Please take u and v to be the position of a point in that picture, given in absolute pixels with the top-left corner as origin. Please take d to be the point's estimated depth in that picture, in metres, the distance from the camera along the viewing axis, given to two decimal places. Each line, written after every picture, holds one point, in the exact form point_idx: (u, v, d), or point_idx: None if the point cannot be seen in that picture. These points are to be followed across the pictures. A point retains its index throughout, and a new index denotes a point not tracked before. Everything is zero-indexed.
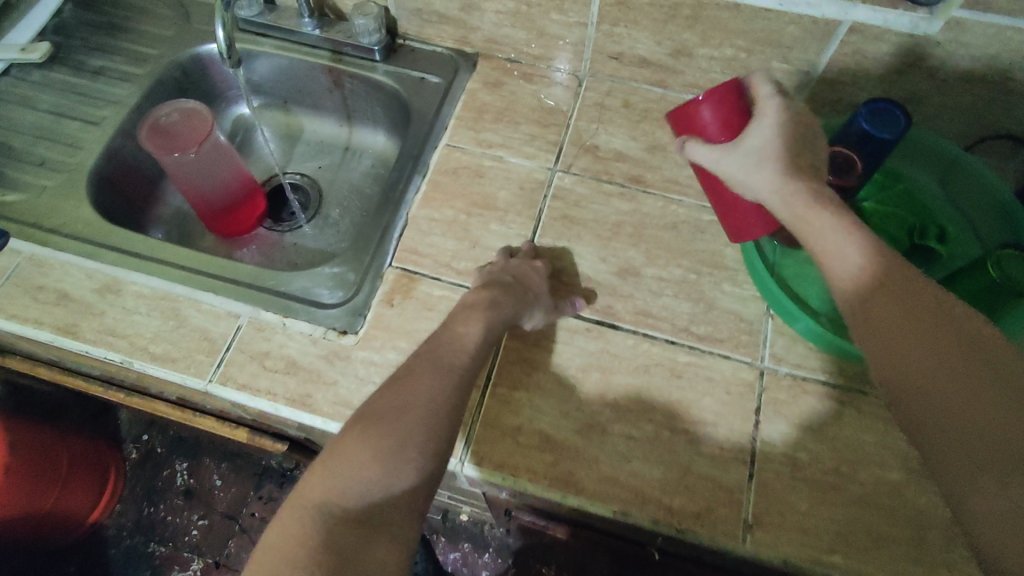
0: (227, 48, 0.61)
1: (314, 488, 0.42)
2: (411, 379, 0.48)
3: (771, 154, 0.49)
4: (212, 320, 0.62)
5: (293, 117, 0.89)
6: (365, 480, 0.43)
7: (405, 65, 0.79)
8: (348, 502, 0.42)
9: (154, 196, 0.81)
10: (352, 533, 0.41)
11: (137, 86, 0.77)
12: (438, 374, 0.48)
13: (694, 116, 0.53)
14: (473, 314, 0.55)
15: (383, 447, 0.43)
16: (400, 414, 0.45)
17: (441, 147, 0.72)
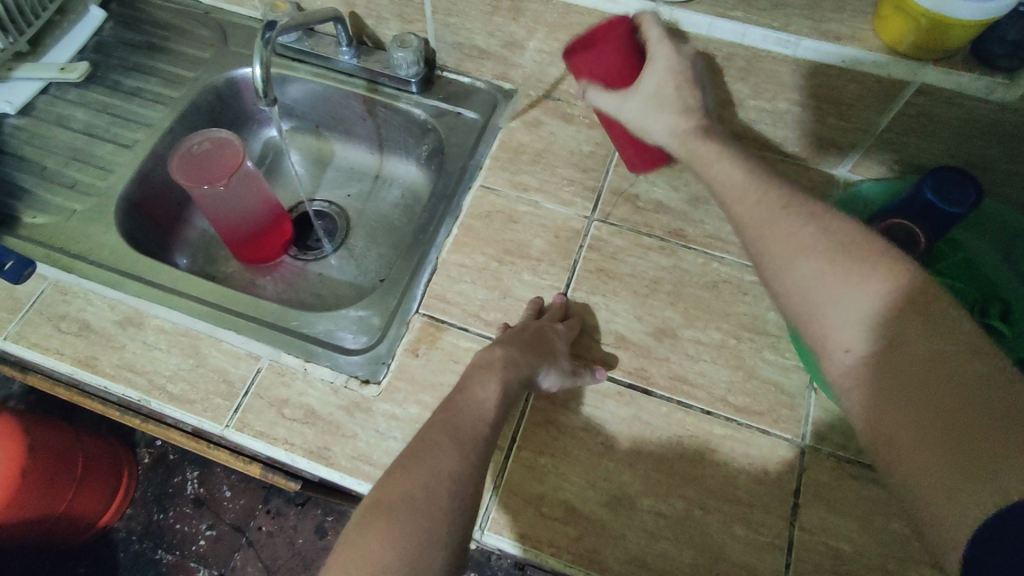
0: (263, 85, 0.59)
1: None
2: (436, 452, 0.45)
3: (664, 100, 0.58)
4: (232, 362, 0.60)
5: (324, 142, 0.87)
6: None
7: (442, 99, 0.77)
8: None
9: (181, 219, 0.80)
10: None
11: (171, 110, 0.76)
12: (452, 446, 0.46)
13: (593, 63, 0.57)
14: (490, 376, 0.51)
15: (406, 542, 0.40)
16: (421, 500, 0.42)
17: (475, 188, 0.70)
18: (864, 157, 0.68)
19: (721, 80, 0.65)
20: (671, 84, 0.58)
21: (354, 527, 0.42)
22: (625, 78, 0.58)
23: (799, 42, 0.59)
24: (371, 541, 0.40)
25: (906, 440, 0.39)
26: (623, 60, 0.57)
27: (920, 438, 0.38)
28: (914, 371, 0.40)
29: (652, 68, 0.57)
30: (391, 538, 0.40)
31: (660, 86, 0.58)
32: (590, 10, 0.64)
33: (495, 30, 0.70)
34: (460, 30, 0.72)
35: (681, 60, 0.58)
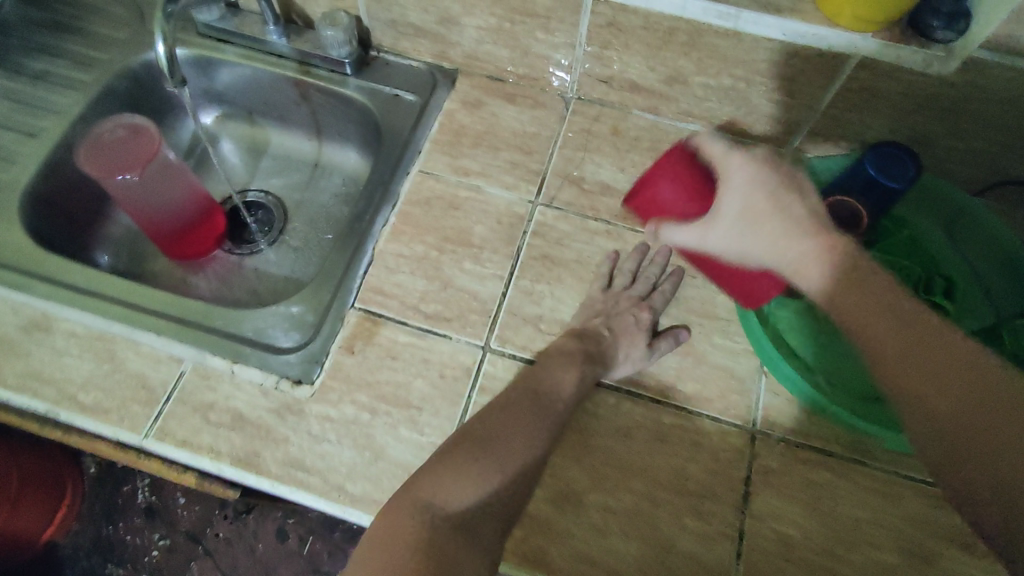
0: (168, 65, 0.54)
1: (421, 487, 0.44)
2: (517, 413, 0.50)
3: (760, 217, 0.44)
4: (151, 366, 0.56)
5: (259, 130, 0.82)
6: (468, 489, 0.45)
7: (378, 80, 0.73)
8: (450, 507, 0.44)
9: (101, 213, 0.74)
10: (452, 536, 0.43)
11: (82, 95, 0.70)
12: (529, 410, 0.50)
13: (659, 204, 0.49)
14: (570, 362, 0.54)
15: (489, 464, 0.46)
16: (498, 442, 0.48)
17: (414, 174, 0.67)
18: (811, 135, 0.66)
19: (665, 57, 0.63)
20: (762, 195, 0.44)
21: (442, 454, 0.47)
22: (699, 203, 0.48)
23: (739, 14, 0.57)
24: (460, 467, 0.46)
25: (967, 439, 0.36)
26: (692, 189, 0.48)
27: (986, 433, 0.35)
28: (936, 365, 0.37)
29: (726, 184, 0.46)
30: (476, 466, 0.46)
31: (746, 200, 0.45)
32: None
33: (429, 6, 0.67)
34: (393, 7, 0.68)
35: (770, 167, 0.45)
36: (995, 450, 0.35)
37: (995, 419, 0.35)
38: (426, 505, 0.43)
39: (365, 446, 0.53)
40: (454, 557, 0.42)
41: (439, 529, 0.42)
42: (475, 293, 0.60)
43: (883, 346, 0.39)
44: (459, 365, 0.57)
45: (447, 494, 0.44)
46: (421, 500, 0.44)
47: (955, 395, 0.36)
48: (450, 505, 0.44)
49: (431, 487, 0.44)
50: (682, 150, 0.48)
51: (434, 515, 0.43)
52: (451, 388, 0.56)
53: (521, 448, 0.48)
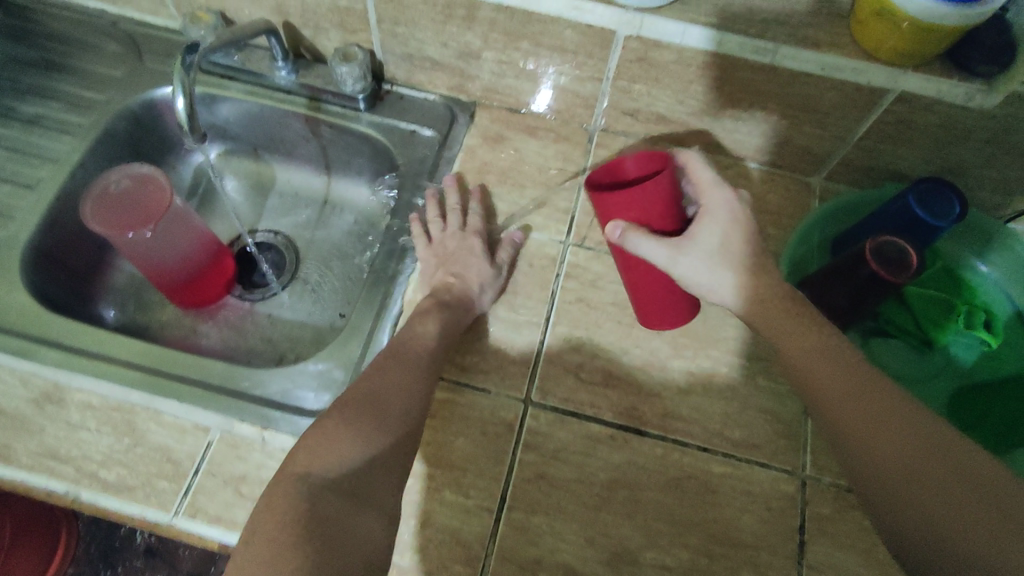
0: (189, 121, 0.51)
1: (297, 462, 0.45)
2: (387, 373, 0.51)
3: (732, 250, 0.50)
4: (176, 437, 0.53)
5: (264, 165, 0.79)
6: (352, 455, 0.46)
7: (391, 115, 0.70)
8: (332, 474, 0.44)
9: (103, 263, 0.70)
10: (339, 500, 0.44)
11: (79, 141, 0.66)
12: (395, 364, 0.52)
13: (635, 205, 0.49)
14: (430, 322, 0.55)
15: (365, 426, 0.47)
16: (374, 399, 0.49)
17: (438, 216, 0.64)
18: (840, 165, 0.65)
19: (696, 90, 0.61)
20: (736, 228, 0.51)
21: (317, 425, 0.47)
22: (668, 221, 0.51)
23: (777, 49, 0.55)
24: (335, 432, 0.46)
25: (893, 483, 0.43)
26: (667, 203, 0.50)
27: (908, 478, 0.42)
28: (870, 416, 0.44)
29: (709, 213, 0.51)
30: (352, 426, 0.47)
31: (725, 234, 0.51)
32: (553, 19, 0.58)
33: (448, 39, 0.64)
34: (410, 41, 0.65)
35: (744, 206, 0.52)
36: (927, 498, 0.41)
37: (921, 465, 0.42)
38: (305, 476, 0.44)
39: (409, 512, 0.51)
40: (347, 518, 0.43)
41: (324, 492, 0.43)
42: (511, 343, 0.58)
43: (839, 402, 0.46)
44: (502, 420, 0.55)
45: (327, 462, 0.45)
46: (298, 473, 0.44)
47: (884, 444, 0.43)
48: (332, 471, 0.44)
49: (310, 457, 0.45)
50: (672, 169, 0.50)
51: (314, 483, 0.43)
52: (493, 446, 0.54)
53: (397, 398, 0.50)
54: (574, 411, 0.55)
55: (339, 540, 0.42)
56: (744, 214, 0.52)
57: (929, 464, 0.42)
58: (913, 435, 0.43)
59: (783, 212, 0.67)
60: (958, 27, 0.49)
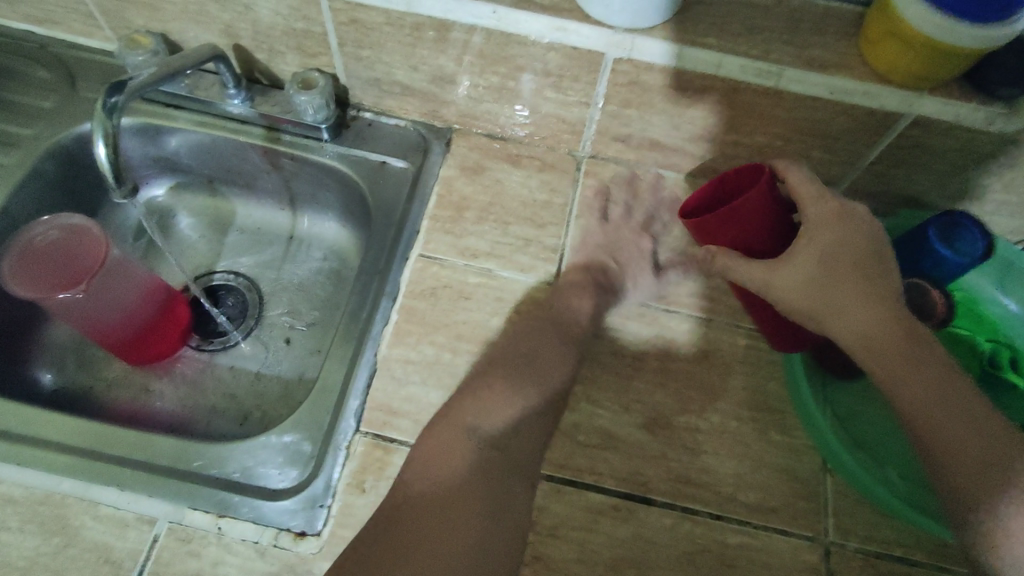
0: (114, 173, 0.46)
1: (466, 414, 0.48)
2: (540, 338, 0.52)
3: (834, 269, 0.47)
4: (116, 532, 0.46)
5: (221, 200, 0.72)
6: (501, 414, 0.48)
7: (359, 145, 0.64)
8: (483, 429, 0.47)
9: (37, 319, 0.62)
10: (491, 454, 0.46)
11: (2, 183, 0.58)
12: (550, 332, 0.53)
13: (720, 233, 0.48)
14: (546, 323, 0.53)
15: (520, 386, 0.49)
16: (530, 362, 0.51)
17: (414, 259, 0.58)
18: (849, 191, 0.61)
19: (693, 115, 0.56)
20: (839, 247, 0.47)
21: (487, 378, 0.51)
22: (768, 240, 0.48)
23: (782, 71, 0.50)
24: (495, 393, 0.49)
25: (975, 460, 0.41)
26: (765, 224, 0.47)
27: (973, 464, 0.41)
28: (945, 405, 0.43)
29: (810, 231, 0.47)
30: (507, 386, 0.50)
31: (822, 251, 0.47)
32: (534, 40, 0.52)
33: (418, 63, 0.58)
34: (377, 64, 0.59)
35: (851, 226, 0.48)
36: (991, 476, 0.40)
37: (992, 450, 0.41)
38: (471, 428, 0.47)
39: None
40: (504, 471, 0.46)
41: (487, 447, 0.47)
42: None
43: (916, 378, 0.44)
44: None
45: (485, 416, 0.48)
46: (468, 425, 0.47)
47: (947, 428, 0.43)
48: (487, 429, 0.47)
49: (476, 410, 0.48)
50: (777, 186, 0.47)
51: (478, 438, 0.47)
52: None
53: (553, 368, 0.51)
54: (572, 479, 0.50)
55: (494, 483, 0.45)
56: (848, 229, 0.48)
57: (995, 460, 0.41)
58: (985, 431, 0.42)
59: None
60: (980, 48, 0.44)
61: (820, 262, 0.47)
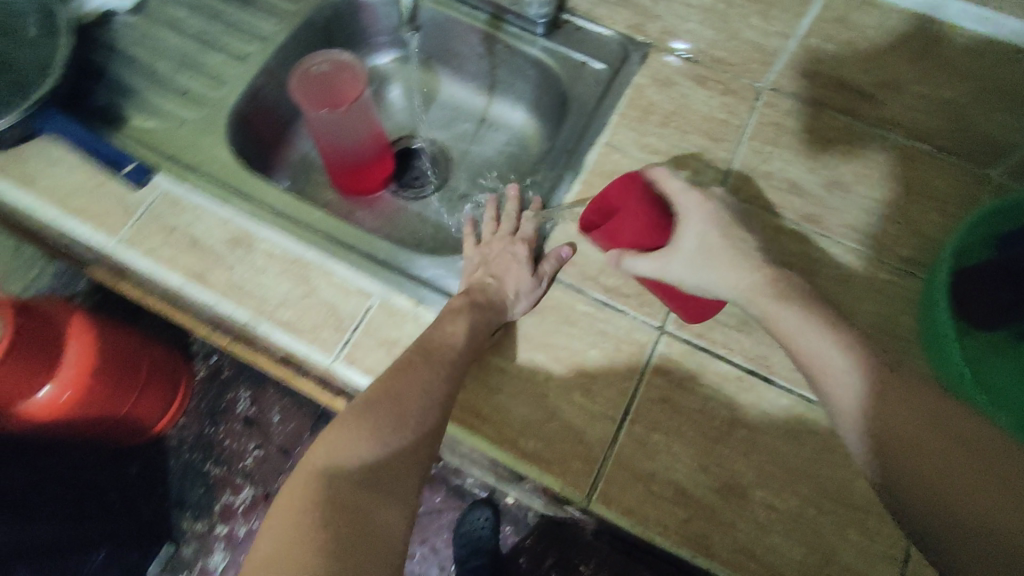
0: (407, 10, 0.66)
1: (317, 455, 0.45)
2: (410, 369, 0.50)
3: (711, 246, 0.53)
4: (342, 295, 0.59)
5: (432, 77, 0.83)
6: (361, 450, 0.46)
7: (566, 43, 0.72)
8: (344, 466, 0.45)
9: (285, 140, 0.77)
10: (351, 492, 0.44)
11: (285, 25, 0.72)
12: (392, 375, 0.50)
13: (620, 238, 0.56)
14: (459, 315, 0.55)
15: (382, 422, 0.47)
16: (396, 397, 0.49)
17: (599, 145, 0.67)
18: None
19: None
20: (713, 230, 0.53)
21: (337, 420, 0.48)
22: (656, 235, 0.55)
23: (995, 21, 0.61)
24: (351, 424, 0.47)
25: (939, 483, 0.40)
26: (645, 219, 0.54)
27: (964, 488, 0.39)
28: (939, 423, 0.42)
29: (686, 219, 0.54)
30: (365, 432, 0.46)
31: (695, 231, 0.53)
32: None
33: None
34: None
35: (717, 208, 0.54)
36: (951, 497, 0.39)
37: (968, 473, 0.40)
38: (323, 470, 0.44)
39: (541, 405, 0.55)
40: (366, 514, 0.44)
41: (341, 481, 0.44)
42: None
43: (879, 401, 0.44)
44: (634, 341, 0.58)
45: (338, 453, 0.45)
46: (318, 465, 0.45)
47: (929, 446, 0.41)
48: (345, 464, 0.45)
49: (327, 452, 0.45)
50: (641, 184, 0.55)
51: (328, 474, 0.44)
52: (624, 362, 0.57)
53: (418, 408, 0.49)
54: (705, 346, 0.58)
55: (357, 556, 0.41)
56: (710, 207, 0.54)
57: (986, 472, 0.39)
58: (950, 433, 0.41)
59: (949, 201, 0.63)
60: None
61: (696, 235, 0.53)
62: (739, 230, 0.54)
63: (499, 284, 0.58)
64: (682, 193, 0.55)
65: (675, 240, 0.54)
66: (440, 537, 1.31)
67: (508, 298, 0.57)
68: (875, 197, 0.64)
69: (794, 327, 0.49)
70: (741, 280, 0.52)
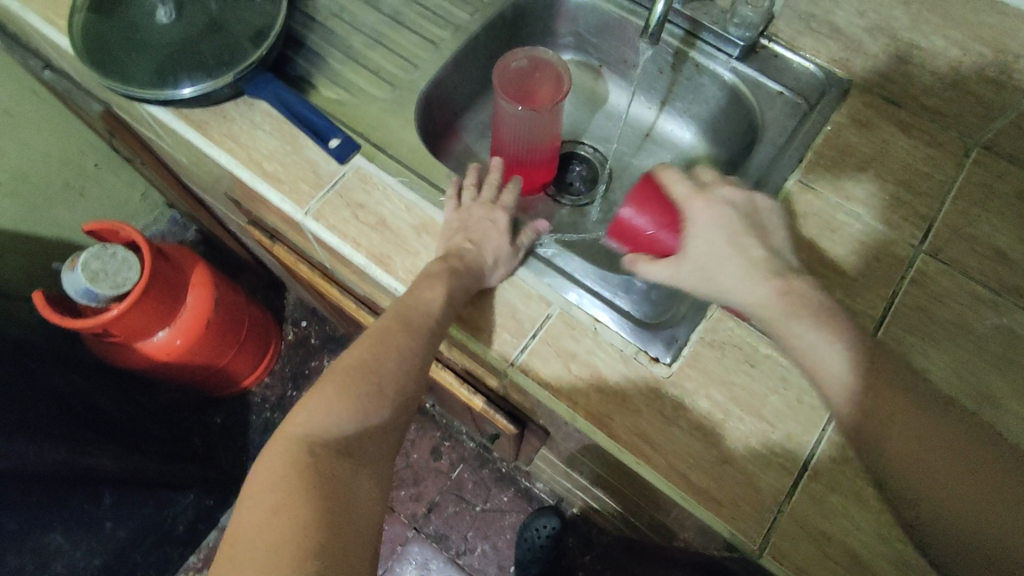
0: (651, 26, 0.57)
1: (299, 423, 0.50)
2: (390, 338, 0.54)
3: (718, 255, 0.55)
4: (521, 299, 0.58)
5: (603, 84, 0.82)
6: (346, 419, 0.50)
7: (764, 71, 0.70)
8: (329, 434, 0.49)
9: (455, 130, 0.77)
10: (342, 461, 0.49)
11: (480, 15, 0.72)
12: (363, 343, 0.54)
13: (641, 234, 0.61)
14: (436, 283, 0.54)
15: (361, 394, 0.51)
16: (372, 370, 0.52)
17: (791, 181, 0.64)
18: None
19: None
20: (721, 239, 0.56)
21: (314, 389, 0.52)
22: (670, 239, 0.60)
23: None
24: (334, 397, 0.50)
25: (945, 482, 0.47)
26: (661, 221, 0.60)
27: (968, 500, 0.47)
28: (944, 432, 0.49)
29: (693, 228, 0.57)
30: (349, 401, 0.51)
31: (706, 238, 0.56)
32: None
33: None
34: None
35: (726, 211, 0.57)
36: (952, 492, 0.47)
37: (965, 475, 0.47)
38: (307, 439, 0.49)
39: (716, 446, 0.53)
40: (351, 478, 0.49)
41: (331, 454, 0.49)
42: None
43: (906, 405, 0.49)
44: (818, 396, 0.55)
45: (324, 426, 0.49)
46: (302, 433, 0.49)
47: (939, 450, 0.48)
48: (333, 434, 0.49)
49: (306, 420, 0.50)
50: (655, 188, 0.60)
51: (317, 444, 0.49)
52: (807, 415, 0.54)
53: (390, 373, 0.53)
54: None
55: (340, 509, 0.47)
56: (713, 211, 0.57)
57: (998, 493, 0.47)
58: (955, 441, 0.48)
59: None
60: None
61: (707, 239, 0.56)
62: (749, 232, 0.56)
63: (477, 252, 0.57)
64: (689, 198, 0.58)
65: (683, 249, 0.57)
66: (502, 536, 1.30)
67: (486, 264, 0.57)
68: None
69: (809, 346, 0.51)
70: (755, 297, 0.53)
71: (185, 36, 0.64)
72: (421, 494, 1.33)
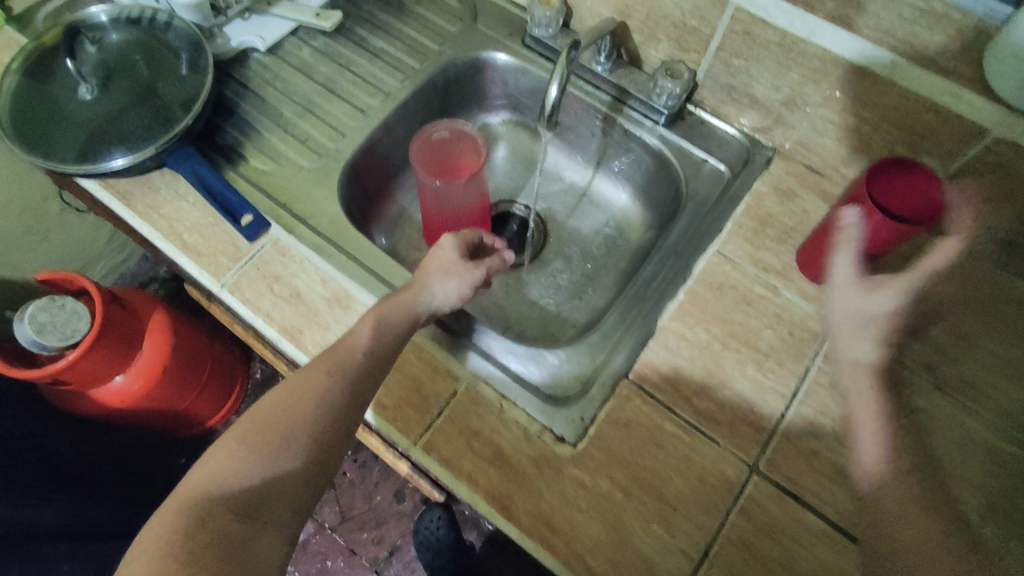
0: (551, 108, 0.57)
1: (194, 479, 0.44)
2: (307, 375, 0.49)
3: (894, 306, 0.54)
4: (430, 373, 0.59)
5: (540, 145, 0.83)
6: (246, 468, 0.45)
7: (688, 139, 0.70)
8: (222, 487, 0.44)
9: (389, 191, 0.78)
10: (239, 520, 0.43)
11: (411, 81, 0.73)
12: (279, 388, 0.49)
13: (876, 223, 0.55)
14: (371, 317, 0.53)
15: (268, 441, 0.46)
16: (287, 412, 0.47)
17: (709, 253, 0.64)
18: None
19: None
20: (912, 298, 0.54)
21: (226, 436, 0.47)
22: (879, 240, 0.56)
23: None
24: (236, 449, 0.46)
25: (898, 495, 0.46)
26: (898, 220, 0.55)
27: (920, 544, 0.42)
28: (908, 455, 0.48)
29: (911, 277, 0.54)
30: (251, 450, 0.46)
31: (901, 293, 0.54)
32: (912, 98, 0.54)
33: (784, 84, 0.62)
34: (740, 74, 0.64)
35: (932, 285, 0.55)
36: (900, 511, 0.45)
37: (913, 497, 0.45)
38: (197, 496, 0.43)
39: (616, 531, 0.52)
40: (246, 536, 0.42)
41: (223, 511, 0.43)
42: (752, 404, 0.57)
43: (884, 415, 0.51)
44: (724, 477, 0.54)
45: (222, 478, 0.44)
46: (193, 490, 0.43)
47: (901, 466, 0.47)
48: (228, 488, 0.44)
49: (206, 473, 0.45)
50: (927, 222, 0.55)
51: (206, 500, 0.43)
52: (709, 497, 0.54)
53: (308, 418, 0.48)
54: (798, 495, 0.54)
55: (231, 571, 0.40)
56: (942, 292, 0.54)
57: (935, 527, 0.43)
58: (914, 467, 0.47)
59: None
60: None
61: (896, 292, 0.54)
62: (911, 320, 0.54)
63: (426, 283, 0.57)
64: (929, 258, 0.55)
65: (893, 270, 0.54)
66: None
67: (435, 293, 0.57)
68: (1003, 355, 0.59)
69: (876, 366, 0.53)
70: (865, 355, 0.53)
71: (112, 108, 0.65)
72: (383, 537, 1.32)
